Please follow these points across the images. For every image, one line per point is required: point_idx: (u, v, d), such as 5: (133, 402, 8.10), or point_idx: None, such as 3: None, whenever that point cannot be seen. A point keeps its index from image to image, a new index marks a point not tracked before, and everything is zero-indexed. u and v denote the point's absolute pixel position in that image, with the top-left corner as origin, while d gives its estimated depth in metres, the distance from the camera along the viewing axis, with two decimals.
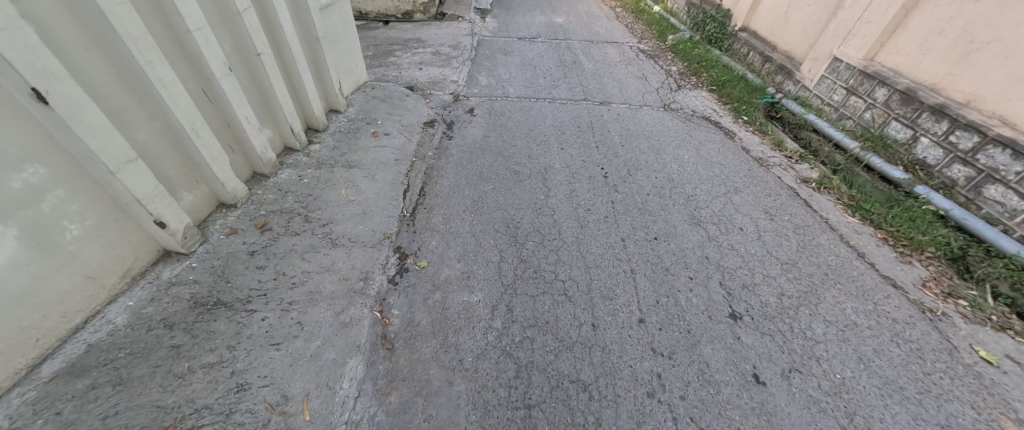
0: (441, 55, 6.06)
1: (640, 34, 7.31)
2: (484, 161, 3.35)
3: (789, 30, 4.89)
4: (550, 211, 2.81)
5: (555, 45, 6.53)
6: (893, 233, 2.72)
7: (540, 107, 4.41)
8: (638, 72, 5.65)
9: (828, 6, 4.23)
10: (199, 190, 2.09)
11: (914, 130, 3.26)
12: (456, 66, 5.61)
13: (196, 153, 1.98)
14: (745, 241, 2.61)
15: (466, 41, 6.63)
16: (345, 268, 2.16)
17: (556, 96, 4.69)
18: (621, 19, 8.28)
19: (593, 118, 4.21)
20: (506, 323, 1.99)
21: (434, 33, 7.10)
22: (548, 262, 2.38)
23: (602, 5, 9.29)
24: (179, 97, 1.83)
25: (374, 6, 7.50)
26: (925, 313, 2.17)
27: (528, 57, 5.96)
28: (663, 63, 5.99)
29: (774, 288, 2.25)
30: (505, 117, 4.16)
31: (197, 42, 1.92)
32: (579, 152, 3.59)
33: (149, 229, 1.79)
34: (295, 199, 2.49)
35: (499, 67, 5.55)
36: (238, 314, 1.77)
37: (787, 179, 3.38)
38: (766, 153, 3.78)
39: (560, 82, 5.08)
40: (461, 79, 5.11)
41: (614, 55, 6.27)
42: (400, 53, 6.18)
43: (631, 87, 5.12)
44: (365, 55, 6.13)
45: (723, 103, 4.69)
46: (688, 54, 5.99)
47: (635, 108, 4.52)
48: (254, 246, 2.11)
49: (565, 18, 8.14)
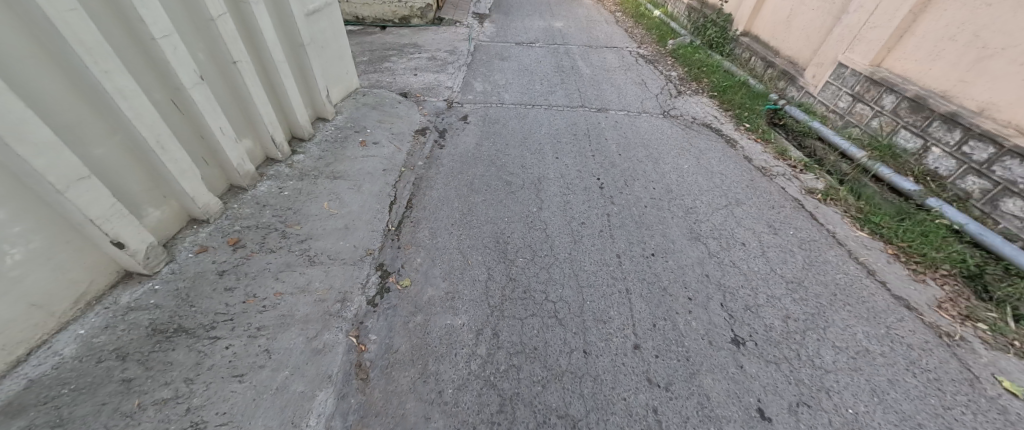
0: (437, 60, 5.97)
1: (639, 39, 7.21)
2: (475, 171, 3.23)
3: (792, 34, 4.77)
4: (542, 225, 2.68)
5: (553, 50, 6.43)
6: (905, 249, 2.58)
7: (536, 114, 4.29)
8: (637, 78, 5.54)
9: (833, 10, 4.12)
10: (167, 205, 1.98)
11: (924, 139, 3.12)
12: (452, 71, 5.51)
13: (163, 167, 1.86)
14: (747, 257, 2.47)
15: (462, 47, 6.54)
16: (321, 289, 2.03)
17: (553, 103, 4.58)
18: (620, 23, 8.19)
19: (590, 125, 4.09)
20: (491, 350, 1.86)
21: (431, 38, 7.03)
22: (538, 281, 2.24)
23: (601, 9, 9.20)
24: (142, 109, 1.71)
25: (371, 11, 7.44)
26: (942, 338, 2.02)
27: (525, 62, 5.86)
28: (663, 69, 5.88)
29: (779, 310, 2.11)
30: (499, 124, 4.04)
31: (164, 50, 1.81)
32: (574, 161, 3.47)
33: (106, 249, 1.67)
34: (272, 214, 2.37)
35: (495, 73, 5.45)
36: (200, 342, 1.64)
37: (791, 190, 3.26)
38: (769, 161, 3.65)
39: (557, 88, 4.97)
40: (455, 85, 5.01)
41: (613, 60, 6.17)
42: (395, 59, 6.09)
43: (630, 93, 5.00)
44: (361, 60, 6.05)
45: (724, 109, 4.57)
46: (689, 59, 5.88)
47: (634, 115, 4.40)
48: (225, 265, 1.99)
49: (564, 22, 8.05)
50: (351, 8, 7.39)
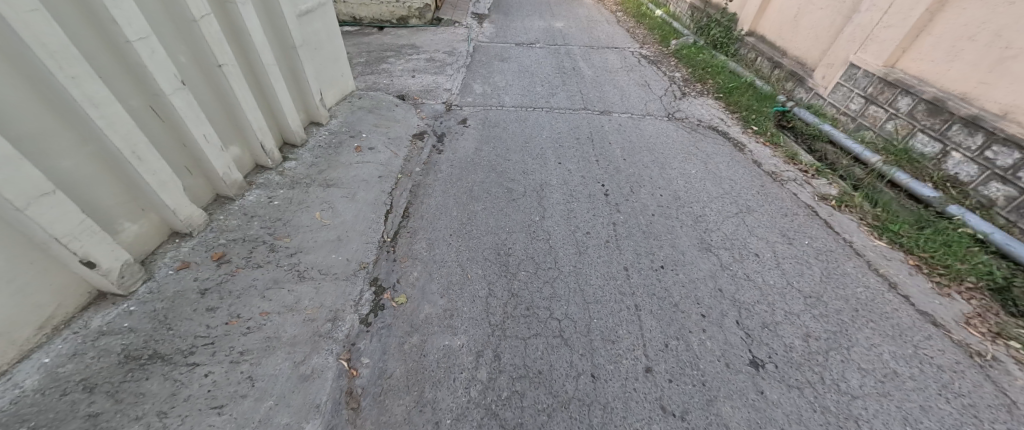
0: (435, 61, 5.85)
1: (642, 39, 7.09)
2: (475, 178, 3.11)
3: (799, 34, 4.65)
4: (545, 235, 2.56)
5: (554, 51, 6.31)
6: (927, 260, 2.46)
7: (538, 117, 4.17)
8: (640, 79, 5.41)
9: (842, 9, 3.99)
10: (145, 218, 1.85)
11: (943, 143, 3.00)
12: (451, 73, 5.39)
13: (140, 179, 1.73)
14: (762, 270, 2.35)
15: (462, 47, 6.42)
16: (311, 307, 1.90)
17: (554, 106, 4.45)
18: (622, 23, 8.07)
19: (593, 128, 3.97)
20: (492, 375, 1.73)
21: (430, 39, 6.91)
22: (542, 297, 2.12)
23: (602, 9, 9.08)
24: (115, 117, 1.59)
25: (368, 12, 7.33)
26: (973, 359, 1.90)
27: (526, 63, 5.74)
28: (667, 69, 5.75)
29: (798, 328, 1.98)
30: (499, 128, 3.92)
31: (139, 53, 1.68)
32: (578, 166, 3.35)
33: (75, 269, 1.54)
34: (261, 225, 2.24)
35: (495, 74, 5.33)
36: (177, 370, 1.52)
37: (804, 196, 3.13)
38: (779, 166, 3.53)
39: (559, 90, 4.85)
40: (454, 88, 4.88)
41: (615, 61, 6.04)
42: (393, 61, 5.97)
43: (633, 94, 4.87)
44: (357, 62, 5.93)
45: (731, 112, 4.45)
46: (693, 59, 5.75)
47: (638, 117, 4.28)
48: (207, 282, 1.86)
49: (565, 22, 7.92)
50: (348, 8, 7.27)
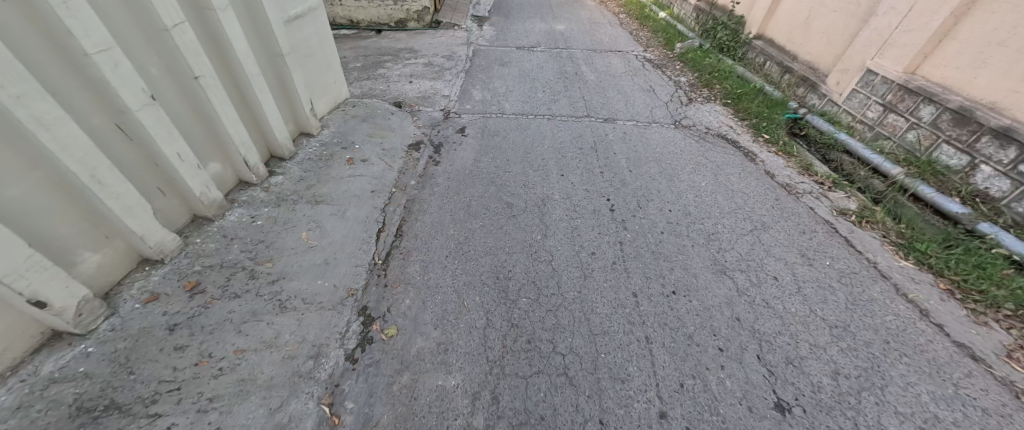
0: (434, 66, 5.69)
1: (645, 42, 6.92)
2: (473, 192, 2.94)
3: (810, 38, 4.48)
4: (548, 256, 2.39)
5: (556, 54, 6.15)
6: (959, 284, 2.29)
7: (539, 125, 4.01)
8: (645, 84, 5.25)
9: (858, 12, 3.82)
10: (109, 246, 1.68)
11: (971, 156, 2.83)
12: (449, 78, 5.23)
13: (101, 205, 1.57)
14: (781, 296, 2.18)
15: (461, 51, 6.26)
16: (291, 343, 1.74)
17: (556, 113, 4.29)
18: (625, 25, 7.90)
19: (596, 137, 3.81)
20: (491, 421, 1.57)
21: (428, 42, 6.75)
22: (544, 328, 1.95)
23: (604, 11, 8.92)
24: (71, 139, 1.43)
25: (366, 15, 7.18)
26: (1021, 400, 1.73)
27: (527, 67, 5.58)
28: (672, 74, 5.59)
29: (825, 364, 1.82)
30: (499, 137, 3.75)
31: (100, 67, 1.52)
32: (581, 178, 3.18)
33: (23, 310, 1.37)
34: (241, 249, 2.07)
35: (495, 79, 5.17)
36: (135, 423, 1.36)
37: (821, 211, 2.95)
38: (793, 177, 3.36)
39: (561, 96, 4.69)
40: (453, 94, 4.73)
41: (618, 65, 5.88)
42: (390, 65, 5.82)
43: (638, 100, 4.70)
44: (354, 67, 5.77)
45: (740, 119, 4.28)
46: (699, 63, 5.58)
47: (643, 125, 4.11)
48: (178, 316, 1.69)
49: (566, 25, 7.76)
50: (345, 11, 7.13)
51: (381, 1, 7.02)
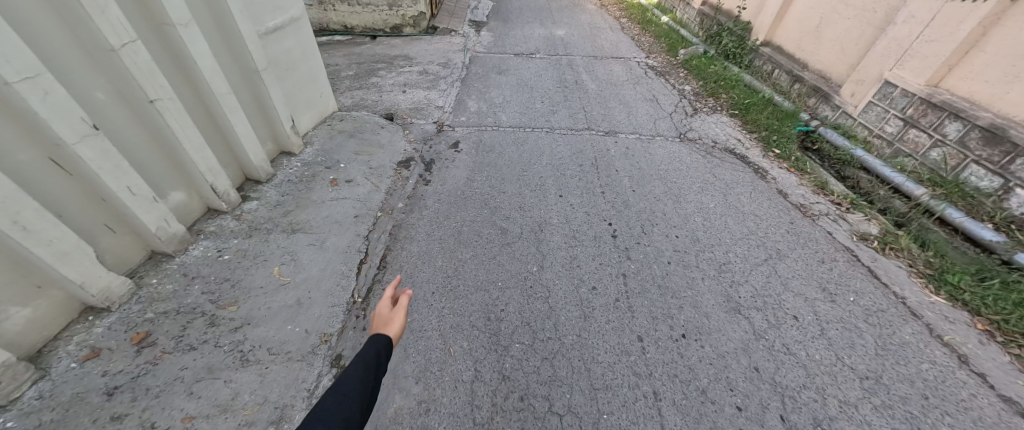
0: (429, 74, 5.50)
1: (648, 48, 6.72)
2: (465, 216, 2.75)
3: (821, 46, 4.28)
4: (544, 292, 2.19)
5: (555, 61, 5.95)
6: (999, 325, 2.08)
7: (537, 139, 3.81)
8: (647, 93, 5.04)
9: (874, 19, 3.62)
10: (44, 298, 1.48)
11: (1004, 178, 2.64)
12: (444, 87, 5.04)
13: (31, 255, 1.37)
14: (803, 340, 1.97)
15: (457, 58, 6.07)
16: (251, 406, 1.53)
17: (555, 125, 4.09)
18: (626, 30, 7.71)
19: (597, 153, 3.61)
20: None
21: (424, 49, 6.56)
22: (540, 382, 1.75)
23: (605, 15, 8.73)
24: None
25: (360, 20, 6.99)
26: None
27: (525, 76, 5.38)
28: (675, 82, 5.39)
29: (858, 427, 1.62)
30: (494, 153, 3.55)
31: (27, 97, 1.32)
32: (581, 200, 2.98)
33: None
34: (203, 290, 1.86)
35: (491, 89, 4.97)
36: None
37: (840, 236, 2.73)
38: (808, 197, 3.14)
39: (560, 107, 4.49)
40: (447, 105, 4.54)
41: (619, 72, 5.67)
42: (383, 73, 5.62)
43: (641, 111, 4.50)
44: (346, 75, 5.58)
45: (748, 131, 4.08)
46: (703, 71, 5.39)
47: (647, 138, 3.91)
48: (120, 377, 1.49)
49: (566, 30, 7.57)
50: (338, 16, 6.94)
51: (376, 6, 6.84)
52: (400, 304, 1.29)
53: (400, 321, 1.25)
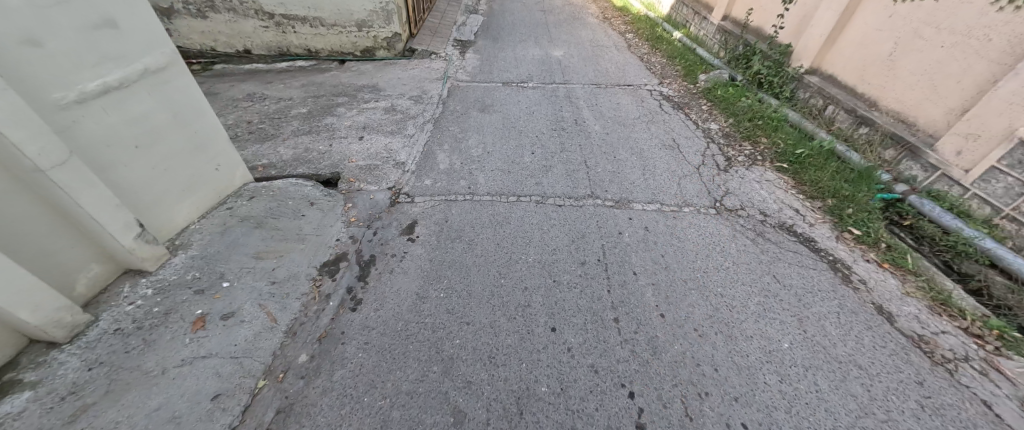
0: (396, 112, 4.54)
1: (660, 72, 5.75)
2: (406, 382, 1.74)
3: (898, 80, 3.27)
4: None
5: (550, 92, 4.98)
6: None
7: (523, 218, 2.83)
8: (665, 136, 4.05)
9: (990, 50, 2.63)
10: None
11: None
12: (412, 131, 4.07)
13: None
14: None
15: (434, 88, 5.10)
16: None
17: (548, 191, 3.11)
18: (633, 49, 6.75)
19: (605, 240, 2.62)
20: None
21: (397, 76, 5.60)
22: None
23: (608, 30, 7.77)
24: None
25: (325, 43, 6.06)
26: None
27: (513, 114, 4.40)
28: (699, 119, 4.41)
29: None
30: (463, 244, 2.56)
31: None
32: (586, 337, 1.97)
33: None
34: None
35: (470, 133, 3.99)
36: None
37: (1008, 412, 1.71)
38: (927, 321, 2.11)
39: (554, 160, 3.51)
40: (411, 159, 3.55)
41: (628, 105, 4.68)
42: (342, 110, 4.66)
43: (659, 166, 3.50)
44: (297, 113, 4.62)
45: (806, 196, 3.07)
46: (733, 106, 4.42)
47: (671, 212, 2.92)
48: None
49: (565, 49, 6.61)
50: (300, 39, 5.99)
51: (343, 27, 5.89)
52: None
53: None
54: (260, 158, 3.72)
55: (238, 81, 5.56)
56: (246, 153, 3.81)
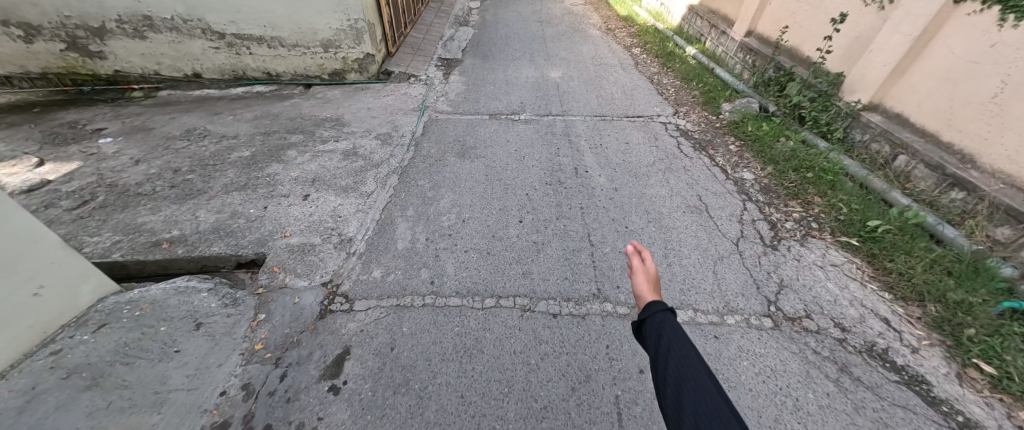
0: (358, 155, 3.73)
1: (675, 98, 4.93)
2: None
3: (1012, 131, 2.43)
4: None
5: (545, 127, 4.16)
6: None
7: (504, 339, 2.01)
8: (688, 191, 3.23)
9: None
10: None
11: None
12: (371, 186, 3.26)
13: None
14: None
15: (407, 123, 4.30)
16: None
17: (538, 289, 2.30)
18: (642, 67, 5.94)
19: (622, 387, 1.80)
20: None
21: (367, 105, 4.79)
22: None
23: (612, 45, 6.96)
24: None
25: (287, 65, 5.26)
26: None
27: (498, 160, 3.59)
28: (728, 164, 3.58)
29: None
30: (414, 401, 1.74)
31: None
32: None
33: None
34: None
35: (443, 189, 3.18)
36: None
37: None
38: None
39: (548, 236, 2.70)
40: (363, 232, 2.73)
41: (639, 146, 3.87)
42: (293, 153, 3.84)
43: (684, 242, 2.68)
44: (239, 157, 3.82)
45: (899, 298, 2.23)
46: (771, 148, 3.58)
47: (713, 326, 2.08)
48: None
49: (564, 69, 5.81)
50: (257, 61, 5.19)
51: (306, 47, 5.09)
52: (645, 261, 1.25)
53: None
54: (171, 227, 2.91)
55: (181, 112, 4.76)
56: (157, 219, 3.00)
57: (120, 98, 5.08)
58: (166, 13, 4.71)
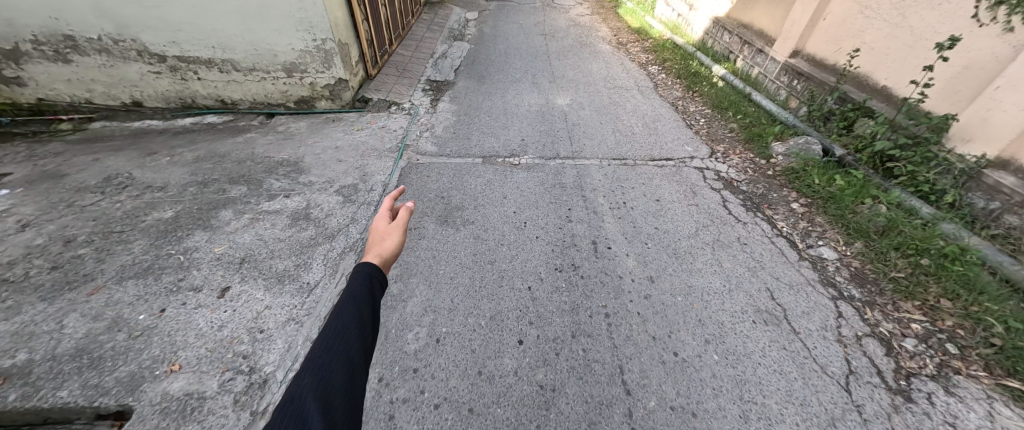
0: (310, 219, 2.86)
1: (709, 132, 4.05)
2: None
3: None
4: None
5: (552, 176, 3.29)
6: None
7: None
8: (752, 281, 2.33)
9: None
10: None
11: None
12: (316, 272, 2.39)
13: None
14: None
15: (380, 169, 3.44)
16: None
17: None
18: (663, 91, 5.07)
19: None
20: None
21: (335, 143, 3.94)
22: None
23: (626, 62, 6.10)
24: None
25: (244, 92, 4.42)
26: None
27: (491, 229, 2.71)
28: (798, 235, 2.67)
29: None
30: None
31: None
32: None
33: None
34: None
35: (413, 281, 2.29)
36: None
37: None
38: None
39: (560, 374, 1.82)
40: (285, 368, 1.91)
41: (675, 204, 2.98)
42: (227, 214, 2.97)
43: (768, 385, 1.78)
44: (158, 220, 2.95)
45: None
46: (854, 214, 2.68)
47: None
48: None
49: (572, 94, 4.96)
50: (208, 87, 4.36)
51: (265, 72, 4.26)
52: (396, 222, 1.31)
53: (396, 236, 1.27)
54: (19, 347, 2.02)
55: (109, 151, 3.91)
56: (7, 331, 2.11)
57: (42, 131, 4.23)
58: (91, 33, 3.90)
